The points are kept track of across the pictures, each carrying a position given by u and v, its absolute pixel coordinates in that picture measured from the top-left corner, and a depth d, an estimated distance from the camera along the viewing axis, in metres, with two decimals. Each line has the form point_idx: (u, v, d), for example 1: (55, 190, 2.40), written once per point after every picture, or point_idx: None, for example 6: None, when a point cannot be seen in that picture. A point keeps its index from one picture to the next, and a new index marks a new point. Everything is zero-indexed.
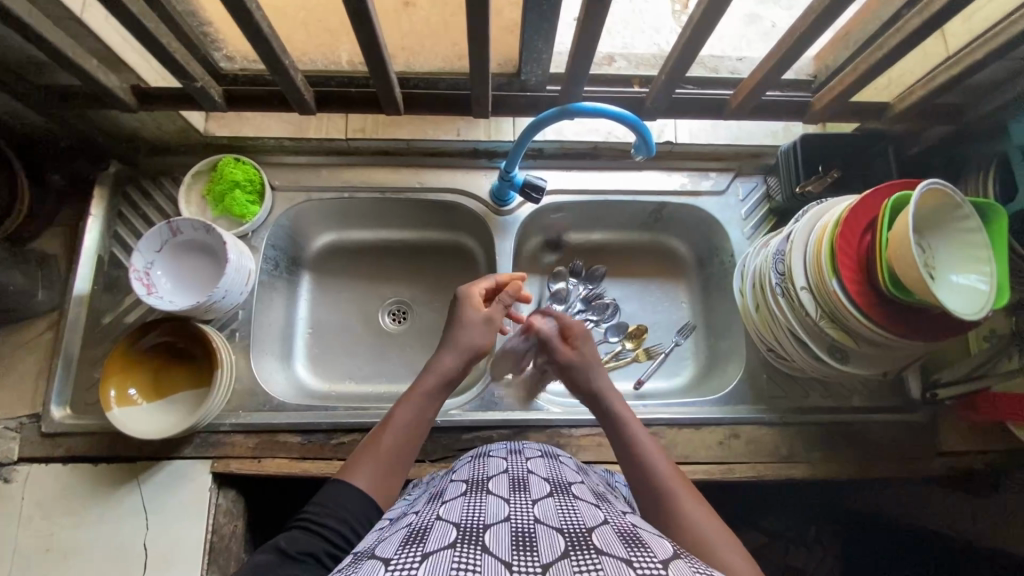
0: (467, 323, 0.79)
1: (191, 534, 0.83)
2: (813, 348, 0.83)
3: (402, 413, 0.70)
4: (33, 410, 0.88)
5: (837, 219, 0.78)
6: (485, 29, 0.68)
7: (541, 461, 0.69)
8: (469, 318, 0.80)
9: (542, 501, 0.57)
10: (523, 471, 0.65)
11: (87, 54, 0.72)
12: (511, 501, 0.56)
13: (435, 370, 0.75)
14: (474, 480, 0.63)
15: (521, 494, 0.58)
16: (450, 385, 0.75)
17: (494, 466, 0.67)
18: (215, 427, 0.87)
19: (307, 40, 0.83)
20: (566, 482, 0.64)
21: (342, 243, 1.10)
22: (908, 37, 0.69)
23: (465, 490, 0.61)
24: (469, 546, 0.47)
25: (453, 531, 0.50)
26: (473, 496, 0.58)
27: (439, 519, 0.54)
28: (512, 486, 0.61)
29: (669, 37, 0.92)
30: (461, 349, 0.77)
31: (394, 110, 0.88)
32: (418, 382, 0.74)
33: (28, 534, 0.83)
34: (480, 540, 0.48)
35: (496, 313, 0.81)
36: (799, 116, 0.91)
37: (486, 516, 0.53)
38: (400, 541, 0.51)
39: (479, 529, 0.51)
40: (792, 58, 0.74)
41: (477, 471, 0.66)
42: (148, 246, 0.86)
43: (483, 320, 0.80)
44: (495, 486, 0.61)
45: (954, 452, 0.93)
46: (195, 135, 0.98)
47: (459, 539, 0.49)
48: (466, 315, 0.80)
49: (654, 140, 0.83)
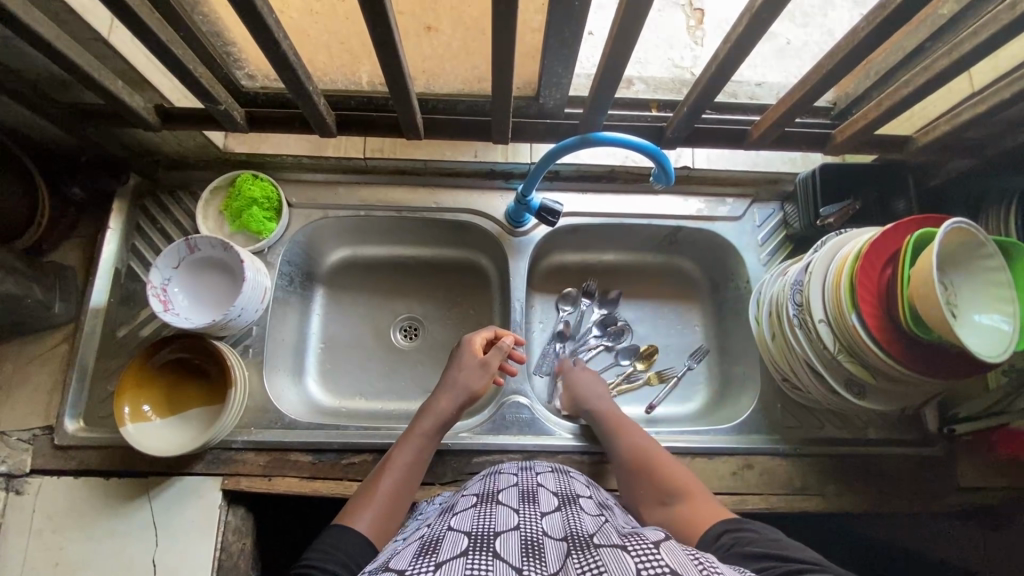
0: (465, 367, 0.86)
1: (199, 551, 0.83)
2: (830, 381, 0.82)
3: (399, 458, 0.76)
4: (47, 422, 0.89)
5: (857, 252, 0.77)
6: (509, 58, 0.68)
7: (550, 475, 0.72)
8: (466, 364, 0.86)
9: (549, 514, 0.60)
10: (533, 485, 0.68)
11: (112, 75, 0.73)
12: (520, 511, 0.60)
13: (431, 414, 0.81)
14: (485, 492, 0.67)
15: (529, 505, 0.62)
16: (443, 429, 0.81)
17: (504, 481, 0.70)
18: (226, 444, 0.88)
19: (328, 62, 0.84)
20: (573, 494, 0.68)
21: (355, 259, 1.10)
22: (935, 75, 0.69)
23: (476, 501, 0.65)
24: (480, 552, 0.50)
25: (464, 540, 0.53)
26: (483, 507, 0.62)
27: (450, 528, 0.57)
28: (522, 498, 0.64)
29: (683, 52, 0.97)
30: (457, 391, 0.83)
31: (413, 132, 0.88)
32: (416, 424, 0.80)
33: (38, 547, 0.83)
34: (491, 547, 0.51)
35: (493, 359, 0.86)
36: (818, 146, 0.90)
37: (495, 524, 0.56)
38: (413, 554, 0.53)
39: (490, 537, 0.54)
40: (815, 93, 0.74)
41: (488, 485, 0.69)
42: (166, 262, 0.87)
43: (479, 366, 0.86)
44: (505, 497, 0.64)
45: (970, 488, 0.91)
46: (214, 151, 0.98)
47: (470, 546, 0.51)
48: (465, 360, 0.86)
49: (673, 169, 0.82)
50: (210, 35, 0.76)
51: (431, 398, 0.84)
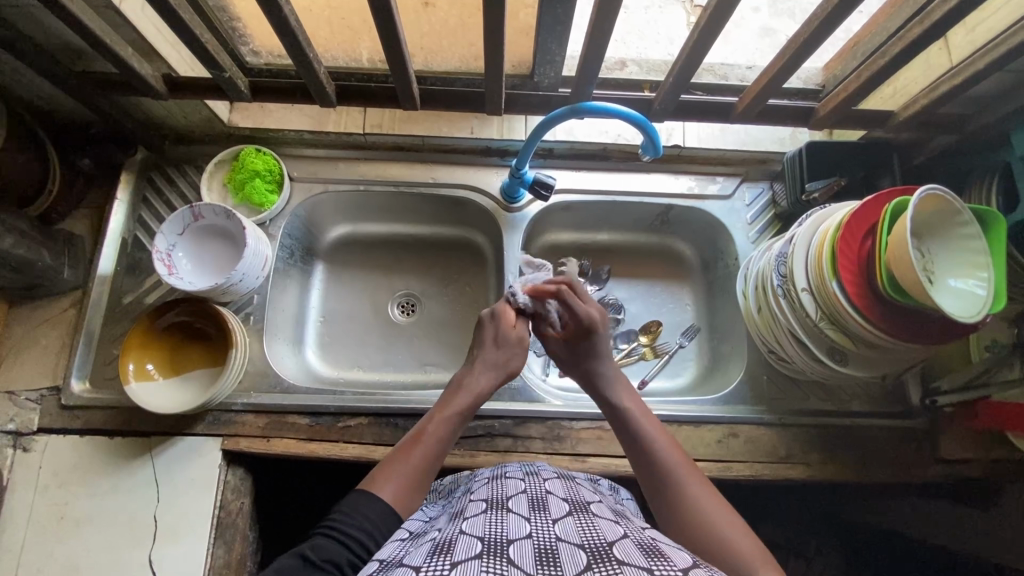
0: (503, 344, 0.83)
1: (200, 507, 0.86)
2: (812, 349, 0.84)
3: (432, 431, 0.72)
4: (54, 382, 0.92)
5: (839, 224, 0.79)
6: (500, 28, 0.71)
7: (558, 481, 0.70)
8: (501, 336, 0.83)
9: (562, 520, 0.58)
10: (542, 492, 0.66)
11: (123, 43, 0.76)
12: (531, 521, 0.58)
13: (467, 390, 0.78)
14: (493, 498, 0.64)
15: (540, 513, 0.60)
16: (477, 405, 0.78)
17: (512, 486, 0.68)
18: (227, 406, 0.90)
19: (329, 38, 0.87)
20: (584, 501, 0.65)
21: (354, 235, 1.13)
22: (910, 45, 0.72)
23: (485, 507, 0.62)
24: (495, 559, 0.50)
25: (478, 544, 0.52)
26: (493, 513, 0.60)
27: (462, 532, 0.56)
28: (531, 505, 0.62)
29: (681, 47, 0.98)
30: (495, 365, 0.81)
31: (410, 105, 0.91)
32: (451, 400, 0.77)
33: (44, 501, 0.86)
34: (505, 555, 0.50)
35: (525, 334, 0.85)
36: (804, 121, 0.93)
37: (509, 532, 0.55)
38: (427, 552, 0.53)
39: (503, 543, 0.53)
40: (796, 63, 0.77)
41: (495, 491, 0.66)
42: (171, 229, 0.90)
43: (517, 341, 0.84)
44: (514, 505, 0.62)
45: (952, 459, 0.93)
46: (220, 125, 1.02)
47: (484, 552, 0.51)
48: (505, 328, 0.83)
49: (661, 141, 0.85)
50: (217, 9, 0.79)
51: (466, 373, 0.81)
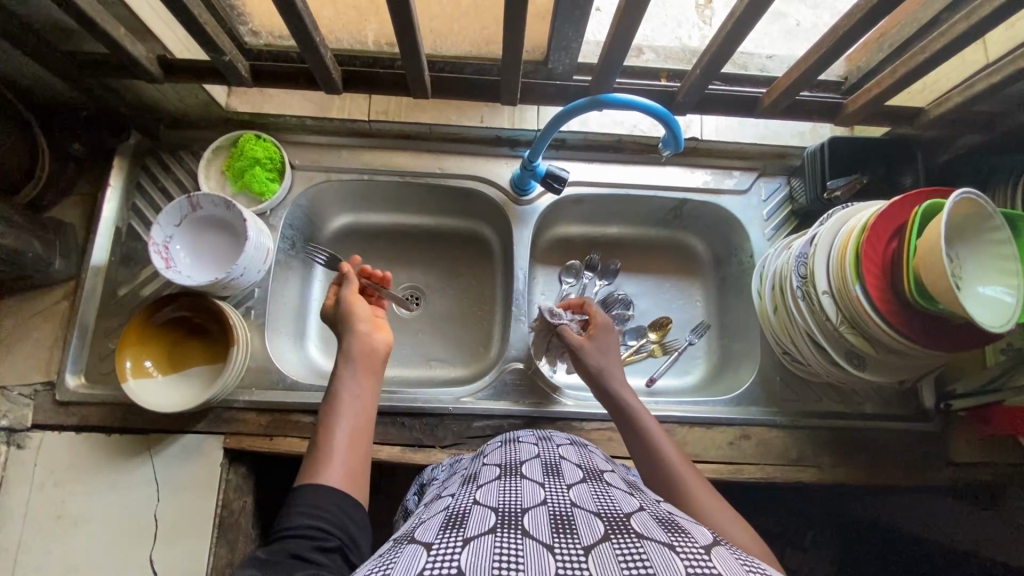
0: (352, 323, 0.79)
1: (202, 507, 0.84)
2: (830, 353, 0.83)
3: (341, 407, 0.70)
4: (48, 377, 0.88)
5: (864, 224, 0.76)
6: (520, 15, 0.67)
7: (570, 447, 0.68)
8: (347, 316, 0.80)
9: (577, 488, 0.56)
10: (556, 458, 0.64)
11: (115, 22, 0.71)
12: (546, 487, 0.56)
13: (347, 362, 0.75)
14: (507, 464, 0.63)
15: (555, 479, 0.58)
16: (375, 367, 0.76)
17: (525, 451, 0.66)
18: (228, 404, 0.88)
19: (334, 18, 0.82)
20: (598, 469, 0.63)
21: (358, 225, 1.10)
22: (951, 42, 0.69)
23: (498, 474, 0.60)
24: (510, 531, 0.47)
25: (491, 516, 0.50)
26: (507, 481, 0.58)
27: (476, 502, 0.53)
28: (545, 471, 0.60)
29: (693, 31, 0.90)
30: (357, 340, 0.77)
31: (421, 93, 0.87)
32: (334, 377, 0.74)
33: (41, 499, 0.83)
34: (520, 526, 0.48)
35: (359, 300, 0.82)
36: (829, 117, 0.90)
37: (522, 501, 0.53)
38: (439, 526, 0.50)
39: (518, 514, 0.50)
40: (831, 57, 0.74)
41: (509, 456, 0.65)
42: (168, 220, 0.86)
43: (365, 313, 0.80)
44: (528, 471, 0.60)
45: (964, 462, 0.93)
46: (217, 109, 0.97)
47: (498, 524, 0.48)
48: (350, 316, 0.79)
49: (683, 135, 0.81)
50: None
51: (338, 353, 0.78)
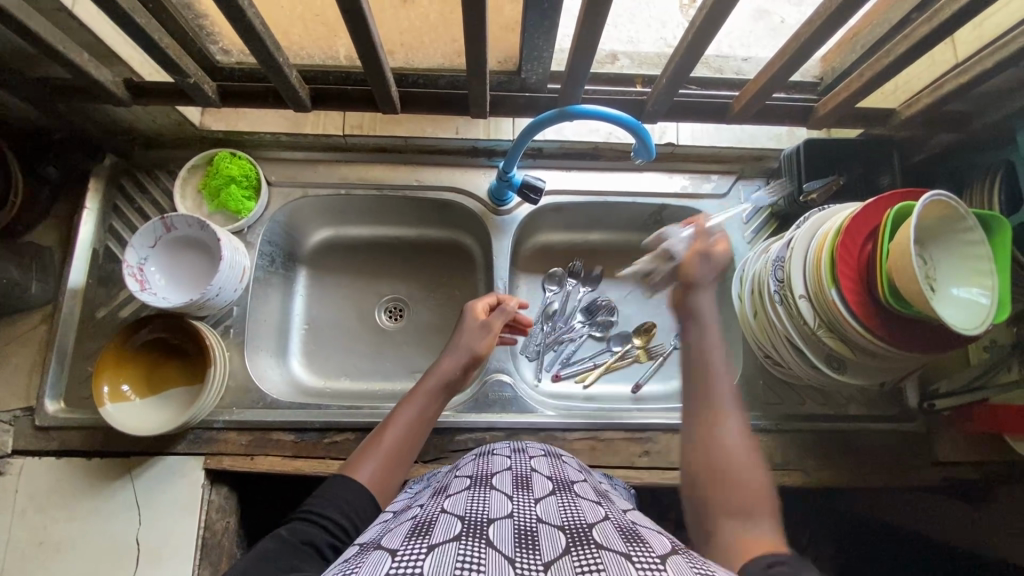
0: (465, 331, 0.82)
1: (183, 529, 0.84)
2: (810, 357, 0.82)
3: (402, 413, 0.73)
4: (27, 403, 0.88)
5: (838, 227, 0.76)
6: (482, 29, 0.67)
7: (544, 459, 0.68)
8: (466, 326, 0.82)
9: (545, 501, 0.56)
10: (527, 470, 0.64)
11: (77, 47, 0.71)
12: (514, 499, 0.56)
13: (435, 372, 0.77)
14: (478, 475, 0.62)
15: (523, 492, 0.58)
16: (451, 388, 0.77)
17: (497, 463, 0.66)
18: (207, 424, 0.88)
19: (302, 35, 0.81)
20: (569, 480, 0.63)
21: (338, 239, 1.09)
22: (916, 45, 0.68)
23: (468, 484, 0.60)
24: (473, 540, 0.47)
25: (457, 524, 0.49)
26: (476, 491, 0.58)
27: (444, 512, 0.53)
28: (515, 483, 0.60)
29: (676, 32, 0.86)
30: (459, 352, 0.79)
31: (389, 108, 0.87)
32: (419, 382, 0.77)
33: (22, 525, 0.83)
34: (484, 535, 0.48)
35: (496, 321, 0.82)
36: (802, 120, 0.90)
37: (489, 511, 0.52)
38: (405, 534, 0.50)
39: (483, 524, 0.50)
40: (798, 62, 0.74)
41: (480, 468, 0.65)
42: (142, 242, 0.86)
43: (480, 326, 0.82)
44: (498, 483, 0.60)
45: (949, 461, 0.92)
46: (191, 128, 0.97)
47: (462, 533, 0.48)
48: (463, 324, 0.82)
49: (654, 143, 0.81)
50: (181, 7, 0.73)
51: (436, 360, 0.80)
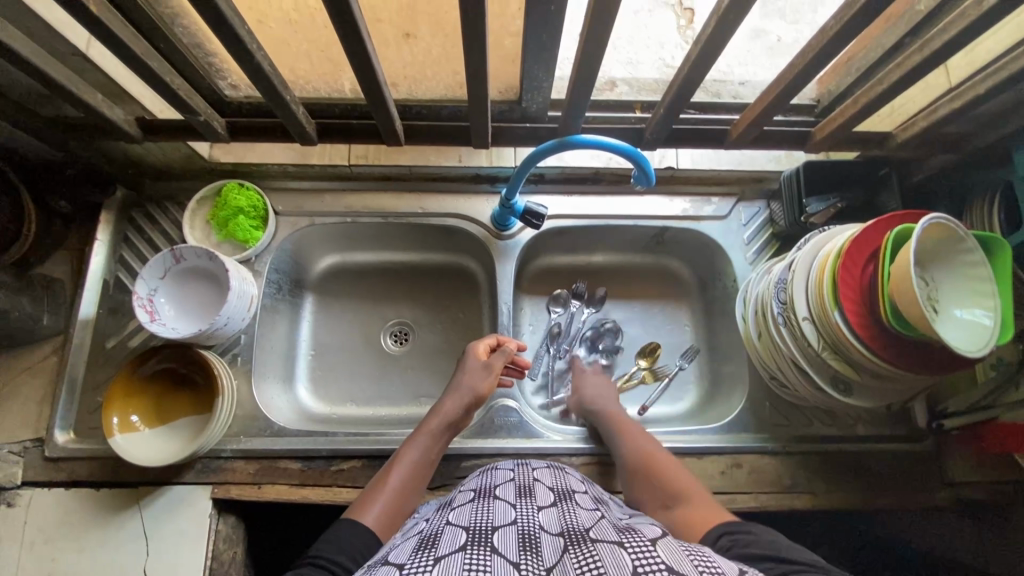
0: (466, 370, 0.86)
1: (190, 560, 0.83)
2: (816, 379, 0.82)
3: (407, 453, 0.76)
4: (37, 434, 0.89)
5: (840, 249, 0.77)
6: (484, 64, 0.69)
7: (546, 471, 0.68)
8: (467, 366, 0.87)
9: (547, 508, 0.57)
10: (529, 480, 0.64)
11: (92, 89, 0.74)
12: (517, 506, 0.56)
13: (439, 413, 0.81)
14: (481, 488, 0.63)
15: (526, 500, 0.58)
16: (452, 429, 0.81)
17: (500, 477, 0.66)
18: (215, 453, 0.88)
19: (309, 71, 0.83)
20: (570, 489, 0.63)
21: (344, 265, 1.11)
22: (908, 72, 0.70)
23: (472, 496, 0.61)
24: (478, 547, 0.47)
25: (462, 535, 0.50)
26: (479, 502, 0.58)
27: (449, 524, 0.54)
28: (518, 493, 0.60)
29: (675, 51, 0.93)
30: (460, 393, 0.84)
31: (393, 140, 0.89)
32: (424, 421, 0.80)
33: (29, 558, 0.83)
34: (489, 542, 0.48)
35: (496, 360, 0.86)
36: (800, 144, 0.91)
37: (493, 519, 0.53)
38: (412, 548, 0.50)
39: (488, 531, 0.50)
40: (794, 89, 0.75)
41: (484, 480, 0.65)
42: (152, 273, 0.87)
43: (482, 366, 0.86)
44: (501, 492, 0.60)
45: (961, 482, 0.91)
46: (200, 161, 0.99)
47: (468, 541, 0.48)
48: (465, 362, 0.87)
49: (654, 170, 0.82)
50: (192, 46, 0.74)
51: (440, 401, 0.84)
